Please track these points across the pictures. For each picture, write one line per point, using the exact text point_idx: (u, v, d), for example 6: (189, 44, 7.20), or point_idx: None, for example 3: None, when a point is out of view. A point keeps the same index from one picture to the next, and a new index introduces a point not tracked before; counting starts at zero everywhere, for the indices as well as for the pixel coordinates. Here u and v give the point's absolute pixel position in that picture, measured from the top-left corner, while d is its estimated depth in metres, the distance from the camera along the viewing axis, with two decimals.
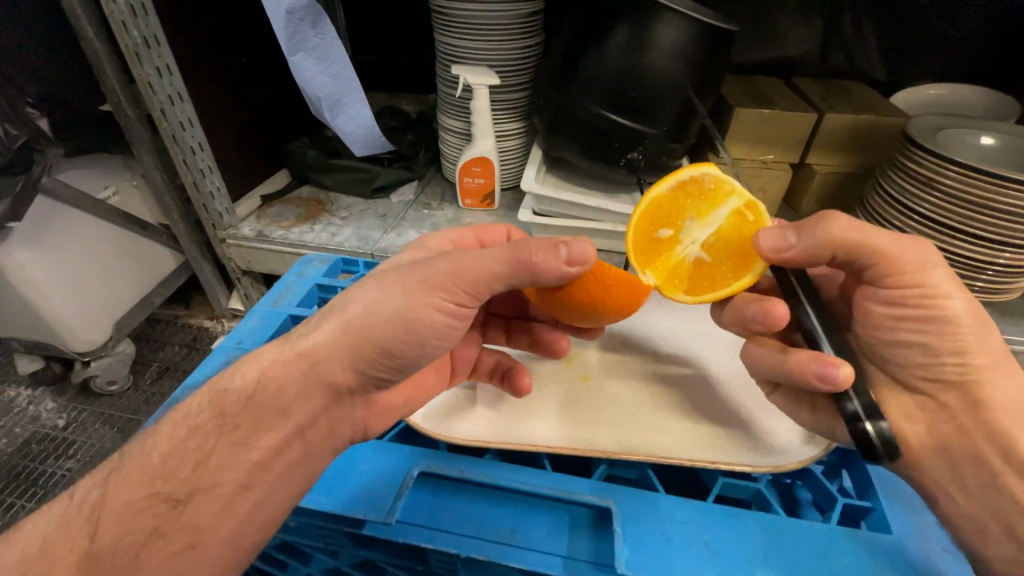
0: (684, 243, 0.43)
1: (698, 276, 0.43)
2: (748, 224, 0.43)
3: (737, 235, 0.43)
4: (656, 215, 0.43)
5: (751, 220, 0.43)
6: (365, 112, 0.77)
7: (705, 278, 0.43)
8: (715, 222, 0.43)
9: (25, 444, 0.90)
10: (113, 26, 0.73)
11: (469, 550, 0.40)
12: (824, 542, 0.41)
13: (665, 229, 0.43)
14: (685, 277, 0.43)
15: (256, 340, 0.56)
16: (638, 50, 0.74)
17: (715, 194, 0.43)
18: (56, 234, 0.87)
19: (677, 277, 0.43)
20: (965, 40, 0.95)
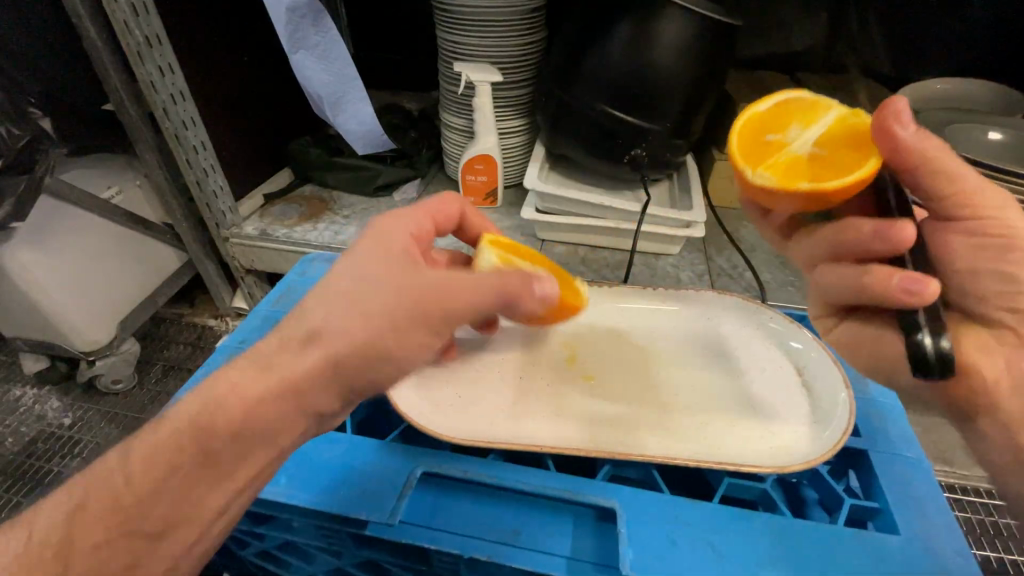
0: (794, 144, 0.41)
1: (823, 167, 0.39)
2: (858, 121, 0.41)
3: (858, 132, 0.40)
4: (751, 129, 0.43)
5: (860, 119, 0.41)
6: (367, 110, 0.77)
7: (826, 169, 0.39)
8: (822, 123, 0.41)
9: (32, 443, 0.90)
10: (116, 26, 0.73)
11: (473, 550, 0.40)
12: (830, 543, 0.40)
13: (767, 135, 0.42)
14: (801, 167, 0.39)
15: (259, 340, 0.56)
16: (642, 46, 0.74)
17: (813, 105, 0.43)
18: (59, 234, 0.87)
19: (801, 169, 0.39)
20: (972, 33, 0.94)
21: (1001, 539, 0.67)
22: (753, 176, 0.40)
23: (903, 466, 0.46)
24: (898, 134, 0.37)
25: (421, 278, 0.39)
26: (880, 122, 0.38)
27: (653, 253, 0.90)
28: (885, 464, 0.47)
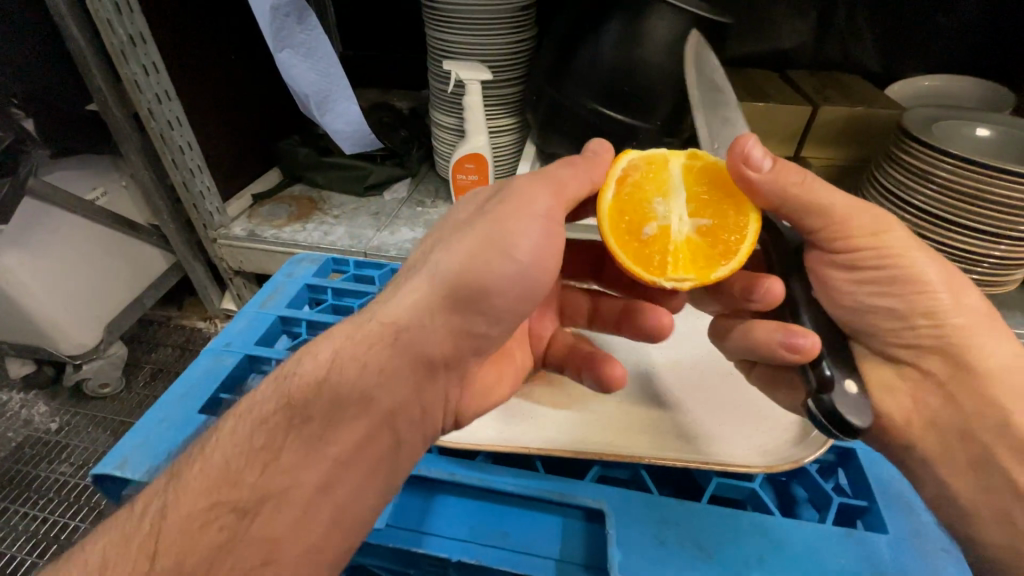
0: (672, 225, 0.42)
1: (708, 247, 0.41)
2: (701, 164, 0.43)
3: (714, 189, 0.43)
4: (626, 222, 0.42)
5: (699, 162, 0.43)
6: (354, 109, 0.76)
7: (715, 246, 0.41)
8: (677, 189, 0.43)
9: (19, 448, 0.89)
10: (98, 24, 0.72)
11: (461, 554, 0.39)
12: (817, 541, 0.40)
13: (645, 229, 0.42)
14: (691, 256, 0.41)
15: (244, 343, 0.55)
16: (632, 43, 0.73)
17: (651, 167, 0.43)
18: (43, 236, 0.86)
19: (700, 259, 0.41)
20: (959, 30, 0.95)
21: None
22: (667, 283, 0.40)
23: (886, 462, 0.47)
24: (752, 174, 0.40)
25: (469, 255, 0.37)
26: (733, 168, 0.41)
27: None
28: (869, 461, 0.47)
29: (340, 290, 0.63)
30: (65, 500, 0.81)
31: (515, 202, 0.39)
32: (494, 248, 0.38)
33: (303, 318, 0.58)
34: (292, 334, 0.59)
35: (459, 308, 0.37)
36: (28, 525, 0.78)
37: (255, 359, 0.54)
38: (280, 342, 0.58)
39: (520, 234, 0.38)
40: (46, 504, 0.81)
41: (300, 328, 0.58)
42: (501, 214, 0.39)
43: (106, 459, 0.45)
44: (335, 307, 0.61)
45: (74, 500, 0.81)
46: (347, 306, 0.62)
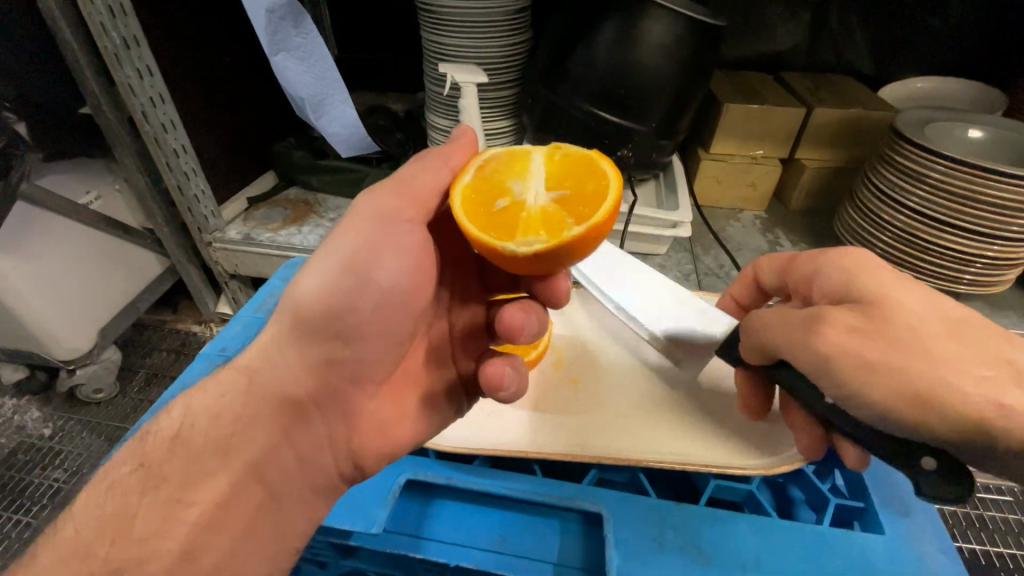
0: (526, 203, 0.42)
1: (562, 218, 0.41)
2: (564, 152, 0.44)
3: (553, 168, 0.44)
4: (478, 202, 0.42)
5: (563, 150, 0.45)
6: (350, 112, 0.76)
7: (558, 219, 0.41)
8: (533, 174, 0.44)
9: (11, 455, 0.88)
10: (92, 28, 0.71)
11: (459, 559, 0.39)
12: (815, 544, 0.40)
13: (497, 205, 0.42)
14: (538, 229, 0.40)
15: (241, 347, 0.55)
16: (627, 46, 0.74)
17: (511, 157, 0.44)
18: (36, 240, 0.85)
19: (552, 227, 0.40)
20: (951, 33, 0.96)
21: (983, 531, 0.68)
22: (519, 247, 0.38)
23: (884, 463, 0.47)
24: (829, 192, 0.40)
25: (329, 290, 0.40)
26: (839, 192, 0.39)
27: (642, 252, 0.91)
28: (866, 462, 0.47)
29: None
30: (59, 507, 0.81)
31: (354, 224, 0.42)
32: (353, 270, 0.40)
33: None
34: None
35: (316, 336, 0.40)
36: (22, 533, 0.78)
37: None
38: None
39: (381, 250, 0.41)
40: (40, 511, 0.80)
41: None
42: (359, 233, 0.41)
43: (101, 465, 0.44)
44: None
45: (68, 507, 0.81)
46: None
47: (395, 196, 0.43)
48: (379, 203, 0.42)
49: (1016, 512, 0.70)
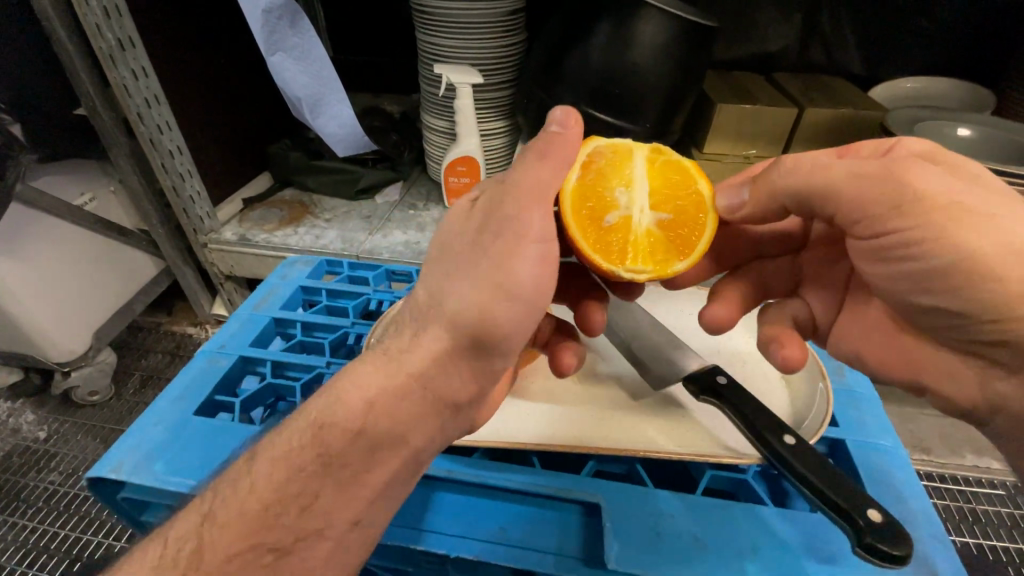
0: (633, 215, 0.45)
1: (667, 240, 0.45)
2: (663, 159, 0.47)
3: (661, 181, 0.46)
4: (588, 207, 0.43)
5: (663, 156, 0.47)
6: (346, 112, 0.76)
7: (663, 242, 0.45)
8: (638, 180, 0.46)
9: (6, 458, 0.87)
10: (87, 29, 0.72)
11: (459, 550, 0.40)
12: (811, 532, 0.41)
13: (606, 218, 0.44)
14: (646, 250, 0.44)
15: (239, 344, 0.55)
16: (620, 46, 0.74)
17: (618, 159, 0.46)
18: (30, 241, 0.85)
19: (658, 252, 0.44)
20: (938, 33, 0.97)
21: (975, 524, 0.69)
22: (627, 272, 0.42)
23: (877, 450, 0.47)
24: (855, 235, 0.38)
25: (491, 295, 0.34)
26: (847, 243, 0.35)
27: None
28: (859, 447, 0.47)
29: (334, 292, 0.63)
30: (55, 510, 0.80)
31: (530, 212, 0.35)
32: (492, 283, 0.34)
33: (297, 319, 0.58)
34: (286, 335, 0.59)
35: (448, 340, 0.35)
36: (17, 536, 0.77)
37: (249, 361, 0.53)
38: (275, 344, 0.57)
39: (512, 255, 0.34)
40: (36, 514, 0.80)
41: (294, 330, 0.58)
42: (500, 242, 0.34)
43: (101, 462, 0.44)
44: (329, 308, 0.61)
45: (64, 510, 0.80)
46: (341, 307, 0.62)
47: (519, 202, 0.35)
48: (501, 207, 0.36)
49: (1008, 505, 0.71)
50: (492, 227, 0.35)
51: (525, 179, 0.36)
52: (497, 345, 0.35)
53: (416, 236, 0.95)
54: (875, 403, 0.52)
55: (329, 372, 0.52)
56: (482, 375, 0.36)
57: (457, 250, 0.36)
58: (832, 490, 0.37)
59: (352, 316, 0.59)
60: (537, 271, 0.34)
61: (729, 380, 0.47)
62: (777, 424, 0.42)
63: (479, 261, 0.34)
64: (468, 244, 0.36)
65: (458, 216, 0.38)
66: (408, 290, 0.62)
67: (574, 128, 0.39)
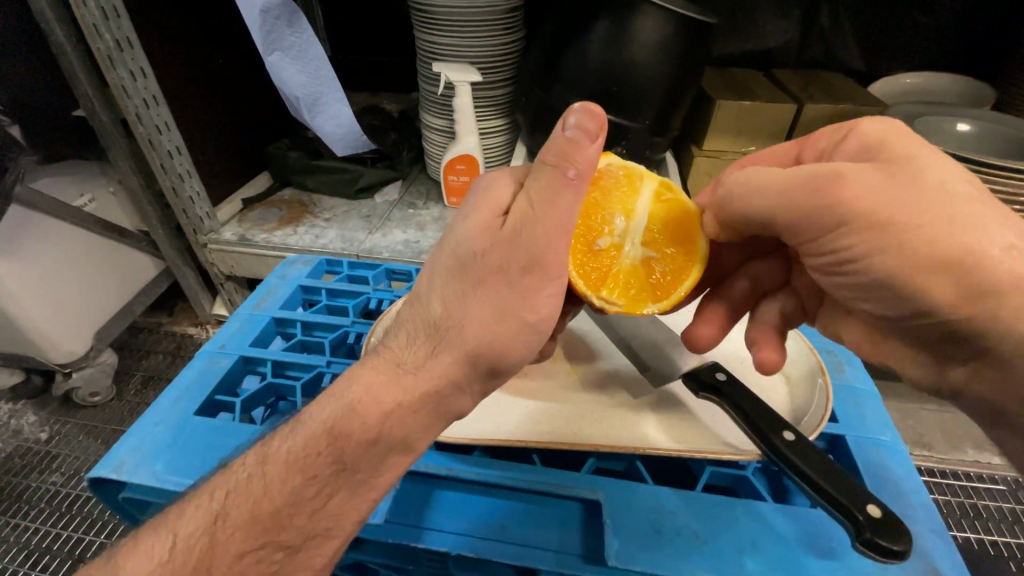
0: (625, 247, 0.47)
1: (644, 280, 0.46)
2: (670, 200, 0.48)
3: (663, 222, 0.47)
4: (584, 231, 0.45)
5: (673, 198, 0.48)
6: (344, 111, 0.76)
7: (643, 280, 0.46)
8: (640, 213, 0.47)
9: (8, 459, 0.87)
10: (85, 30, 0.72)
11: (460, 547, 0.40)
12: (812, 527, 0.41)
13: (598, 242, 0.46)
14: (624, 284, 0.45)
15: (239, 344, 0.55)
16: (619, 43, 0.74)
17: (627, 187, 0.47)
18: (30, 243, 0.85)
19: (633, 290, 0.46)
20: (938, 29, 0.97)
21: (975, 519, 0.69)
22: (600, 302, 0.43)
23: (878, 445, 0.47)
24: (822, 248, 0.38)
25: (487, 297, 0.34)
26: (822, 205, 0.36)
27: None
28: (861, 443, 0.47)
29: (334, 291, 0.63)
30: (58, 510, 0.80)
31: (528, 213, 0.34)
32: (515, 316, 0.35)
33: (297, 318, 0.58)
34: (286, 335, 0.59)
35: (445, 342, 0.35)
36: (20, 537, 0.77)
37: (250, 360, 0.53)
38: (275, 343, 0.57)
39: (534, 289, 0.35)
40: (38, 515, 0.80)
41: (294, 329, 0.58)
42: (527, 280, 0.34)
43: (102, 462, 0.44)
44: (328, 307, 0.61)
45: (66, 510, 0.80)
46: (340, 307, 0.62)
47: (552, 238, 0.34)
48: (528, 238, 0.34)
49: (1008, 500, 0.71)
50: (522, 258, 0.34)
51: (559, 213, 0.34)
52: (497, 342, 0.35)
53: (416, 235, 0.95)
54: (875, 398, 0.52)
55: (330, 371, 0.52)
56: (482, 372, 0.36)
57: (478, 267, 0.35)
58: (834, 487, 0.37)
59: (352, 315, 0.59)
60: (553, 304, 0.36)
61: (728, 376, 0.47)
62: (778, 421, 0.42)
63: (504, 291, 0.34)
64: (493, 267, 0.34)
65: (483, 228, 0.35)
66: (407, 289, 0.62)
67: (596, 142, 0.34)
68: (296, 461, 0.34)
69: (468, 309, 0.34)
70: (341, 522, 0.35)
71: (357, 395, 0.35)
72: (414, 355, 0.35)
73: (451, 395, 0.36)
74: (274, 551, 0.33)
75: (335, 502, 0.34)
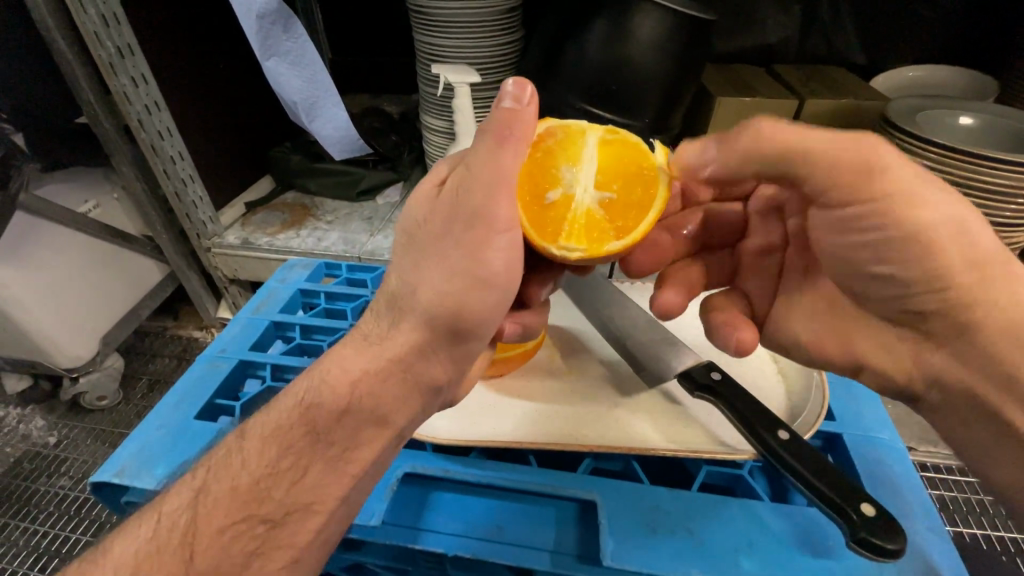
0: (578, 194, 0.43)
1: (607, 223, 0.42)
2: (614, 139, 0.44)
3: (617, 161, 0.43)
4: (532, 186, 0.42)
5: (617, 136, 0.44)
6: (341, 115, 0.77)
7: (600, 221, 0.42)
8: (589, 161, 0.44)
9: (17, 464, 0.88)
10: (86, 38, 0.72)
11: (456, 548, 0.40)
12: (808, 526, 0.41)
13: (549, 195, 0.42)
14: (582, 229, 0.42)
15: (238, 348, 0.55)
16: (617, 41, 0.74)
17: (569, 136, 0.44)
18: (35, 249, 0.86)
19: (594, 232, 0.42)
20: (940, 21, 0.96)
21: (982, 516, 0.68)
22: (558, 251, 0.40)
23: (876, 443, 0.47)
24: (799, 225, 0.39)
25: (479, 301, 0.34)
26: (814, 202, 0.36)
27: None
28: (859, 441, 0.47)
29: (332, 294, 0.63)
30: (66, 514, 0.81)
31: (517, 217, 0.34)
32: (468, 274, 0.35)
33: (296, 322, 0.58)
34: (285, 338, 0.59)
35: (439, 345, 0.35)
36: (30, 540, 0.78)
37: (249, 364, 0.54)
38: (275, 347, 0.58)
39: (477, 238, 0.35)
40: (47, 519, 0.81)
41: (293, 332, 0.58)
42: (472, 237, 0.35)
43: (104, 467, 0.45)
44: (327, 310, 0.62)
45: (75, 513, 0.81)
46: (339, 309, 0.62)
47: (488, 191, 0.34)
48: (462, 192, 0.35)
49: None
50: (461, 214, 0.35)
51: (493, 167, 0.34)
52: None
53: None
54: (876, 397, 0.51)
55: None
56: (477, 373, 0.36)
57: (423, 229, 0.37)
58: (827, 484, 0.37)
59: (350, 319, 0.59)
60: (507, 257, 0.35)
61: (724, 376, 0.47)
62: (772, 420, 0.42)
63: (451, 250, 0.35)
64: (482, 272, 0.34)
65: (425, 199, 0.38)
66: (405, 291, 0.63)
67: (530, 106, 0.35)
68: (270, 442, 0.35)
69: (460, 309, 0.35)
70: (326, 506, 0.35)
71: (325, 375, 0.36)
72: (380, 333, 0.36)
73: (425, 368, 0.36)
74: (256, 538, 0.33)
75: (313, 483, 0.34)
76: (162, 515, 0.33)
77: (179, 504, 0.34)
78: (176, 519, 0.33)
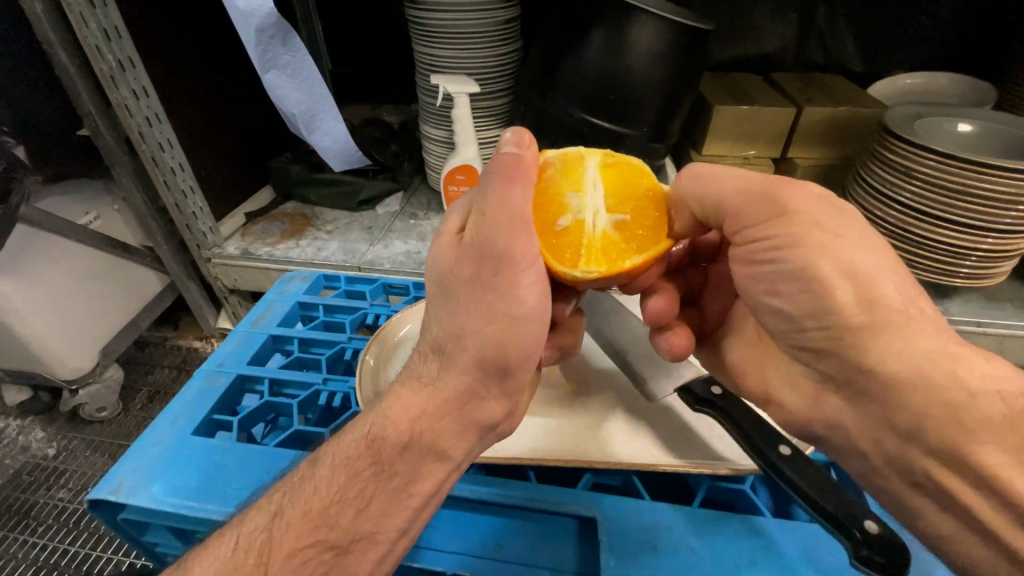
0: (588, 217, 0.42)
1: (623, 241, 0.41)
2: (615, 162, 0.45)
3: (619, 181, 0.43)
4: (539, 218, 0.41)
5: (617, 159, 0.45)
6: (340, 127, 0.78)
7: (615, 240, 0.41)
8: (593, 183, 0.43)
9: (16, 476, 0.88)
10: (87, 51, 0.73)
11: (455, 567, 0.40)
12: (810, 542, 0.40)
13: (559, 222, 0.41)
14: (596, 249, 0.40)
15: (237, 362, 0.55)
16: (616, 51, 0.74)
17: (568, 165, 0.44)
18: (35, 261, 0.86)
19: (612, 253, 0.40)
20: (937, 28, 0.97)
21: None
22: (578, 276, 0.39)
23: None
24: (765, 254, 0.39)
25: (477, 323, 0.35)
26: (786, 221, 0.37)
27: None
28: None
29: (331, 306, 0.63)
30: (65, 526, 0.81)
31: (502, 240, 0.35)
32: (504, 314, 0.36)
33: (294, 335, 0.58)
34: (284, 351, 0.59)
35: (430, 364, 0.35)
36: (28, 553, 0.78)
37: (247, 379, 0.53)
38: (274, 360, 0.58)
39: (504, 276, 0.36)
40: (46, 532, 0.81)
41: (292, 346, 0.58)
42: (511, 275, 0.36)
43: (102, 483, 0.44)
44: (326, 322, 0.62)
45: (73, 525, 0.81)
46: (339, 322, 0.62)
47: (516, 240, 0.36)
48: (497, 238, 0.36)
49: None
50: (494, 268, 0.36)
51: (516, 218, 0.36)
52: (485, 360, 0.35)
53: (417, 245, 0.95)
54: None
55: (328, 388, 0.52)
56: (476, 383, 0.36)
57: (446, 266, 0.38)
58: (829, 502, 0.37)
59: (349, 331, 0.59)
60: (529, 293, 0.36)
61: (723, 390, 0.47)
62: (772, 434, 0.42)
63: (483, 295, 0.36)
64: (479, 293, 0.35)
65: (450, 253, 0.38)
66: (404, 303, 0.63)
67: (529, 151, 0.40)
68: (332, 475, 0.35)
69: (468, 324, 0.35)
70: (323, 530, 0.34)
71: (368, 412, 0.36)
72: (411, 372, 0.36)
73: (477, 405, 0.37)
74: (325, 563, 0.33)
75: (371, 518, 0.34)
76: (233, 538, 0.33)
77: (249, 530, 0.33)
78: (246, 541, 0.33)
